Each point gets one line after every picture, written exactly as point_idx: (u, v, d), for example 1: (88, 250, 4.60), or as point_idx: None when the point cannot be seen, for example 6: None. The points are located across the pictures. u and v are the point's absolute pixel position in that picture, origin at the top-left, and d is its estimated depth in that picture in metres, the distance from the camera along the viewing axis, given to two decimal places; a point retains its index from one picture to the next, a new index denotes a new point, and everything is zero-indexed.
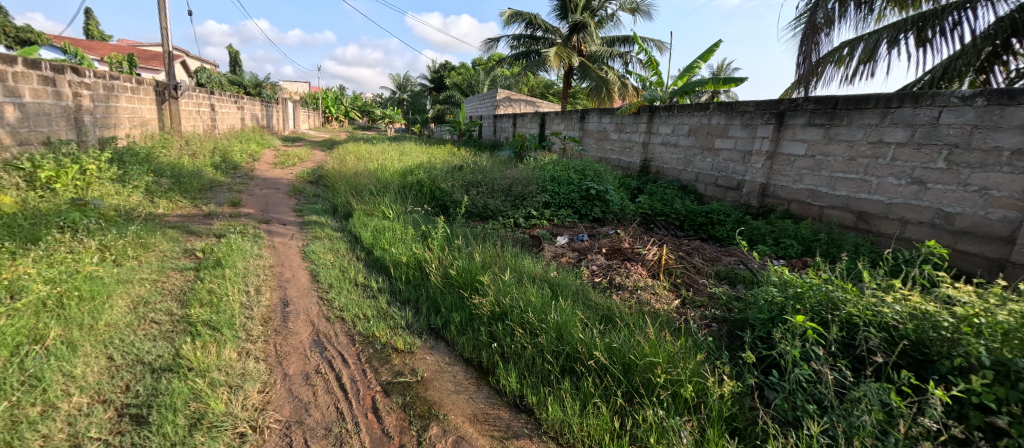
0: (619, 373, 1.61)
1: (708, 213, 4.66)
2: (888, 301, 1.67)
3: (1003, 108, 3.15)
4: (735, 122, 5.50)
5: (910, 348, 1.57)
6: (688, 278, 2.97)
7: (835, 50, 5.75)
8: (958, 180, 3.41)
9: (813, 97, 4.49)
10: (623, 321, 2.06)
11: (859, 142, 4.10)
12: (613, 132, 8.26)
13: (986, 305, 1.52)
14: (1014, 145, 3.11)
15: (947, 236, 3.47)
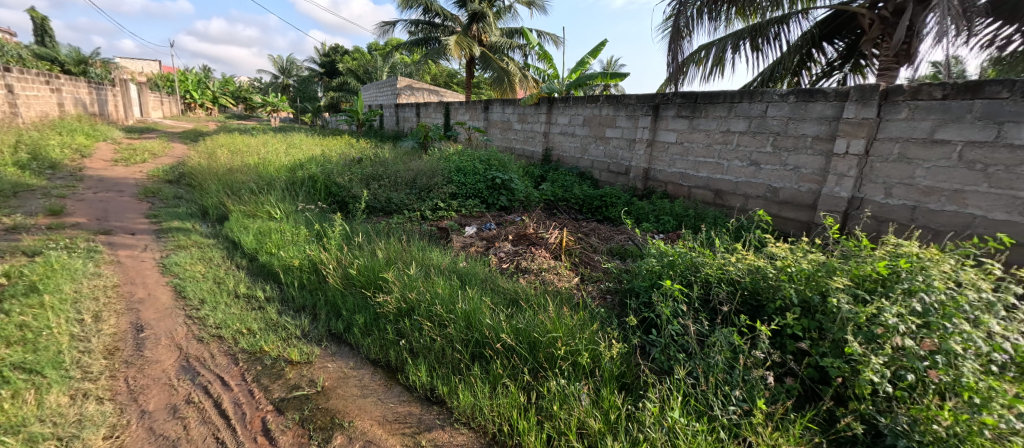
0: (525, 351, 1.71)
1: (602, 197, 5.12)
2: (734, 261, 2.06)
3: (806, 103, 4.04)
4: (621, 113, 6.10)
5: (749, 297, 1.95)
6: (586, 256, 3.24)
7: (694, 53, 6.70)
8: (781, 161, 4.29)
9: (680, 92, 5.20)
10: (529, 302, 2.17)
11: (715, 131, 4.88)
12: (516, 123, 8.50)
13: (796, 257, 1.97)
14: (813, 133, 4.02)
15: (775, 206, 4.35)
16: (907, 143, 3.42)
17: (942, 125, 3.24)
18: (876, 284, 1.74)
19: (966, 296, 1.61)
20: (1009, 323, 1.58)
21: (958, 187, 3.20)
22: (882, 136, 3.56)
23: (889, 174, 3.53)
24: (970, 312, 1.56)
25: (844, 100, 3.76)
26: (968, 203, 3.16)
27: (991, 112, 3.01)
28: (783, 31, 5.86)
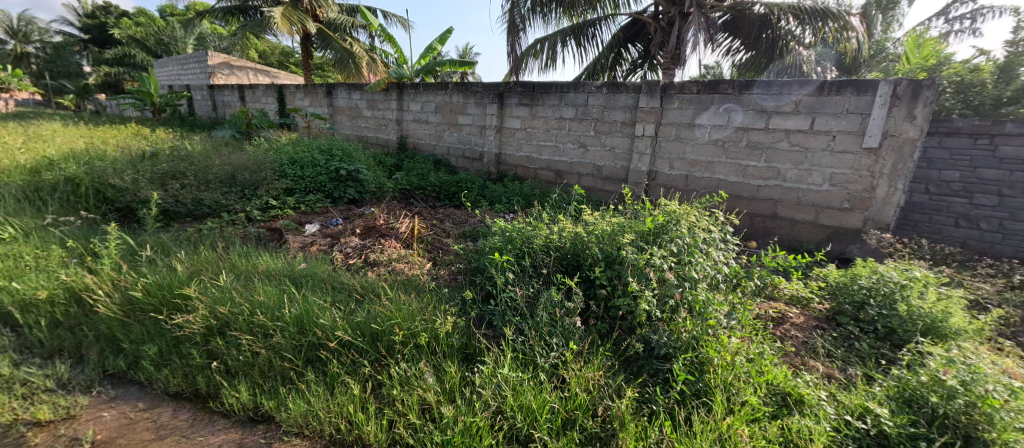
0: (365, 344, 1.67)
1: (457, 182, 5.25)
2: (557, 230, 2.38)
3: (615, 94, 4.85)
4: (470, 100, 6.26)
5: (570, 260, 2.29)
6: (438, 242, 3.28)
7: (532, 46, 7.31)
8: (601, 143, 5.07)
9: (519, 82, 5.61)
10: (373, 294, 2.10)
11: (551, 118, 5.46)
12: (365, 109, 7.92)
13: (602, 222, 2.39)
14: (621, 119, 4.86)
15: (600, 182, 5.15)
16: (680, 127, 4.46)
17: (699, 113, 4.31)
18: (652, 236, 2.25)
19: (701, 238, 2.24)
20: (723, 253, 2.26)
21: (710, 159, 4.34)
22: (664, 121, 4.55)
23: (671, 151, 4.56)
24: (702, 248, 2.18)
25: (639, 93, 4.65)
26: (716, 171, 4.31)
27: (723, 104, 4.15)
28: (598, 32, 6.86)
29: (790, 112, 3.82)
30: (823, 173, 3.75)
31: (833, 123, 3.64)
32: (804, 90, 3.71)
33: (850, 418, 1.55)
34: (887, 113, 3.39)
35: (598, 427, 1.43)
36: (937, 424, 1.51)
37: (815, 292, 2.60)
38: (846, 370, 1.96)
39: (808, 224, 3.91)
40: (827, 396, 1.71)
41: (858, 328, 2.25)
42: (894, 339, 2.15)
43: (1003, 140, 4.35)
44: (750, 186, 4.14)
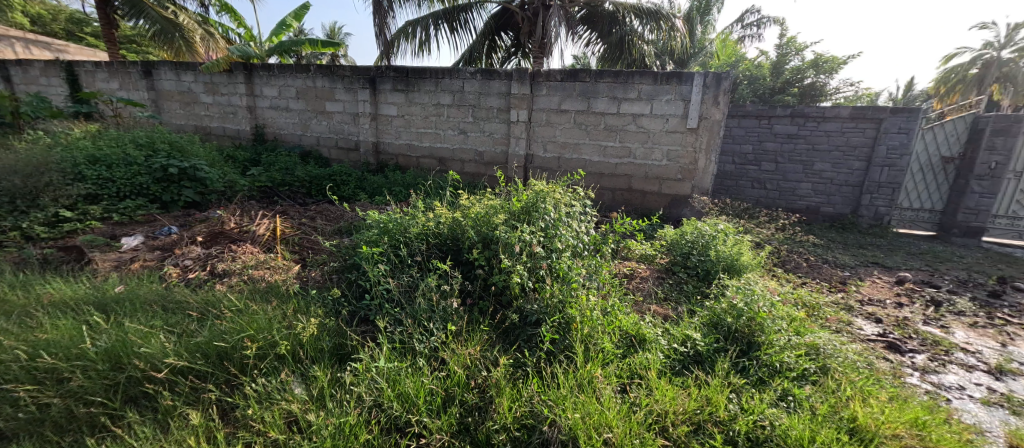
0: (208, 367, 1.46)
1: (331, 175, 4.78)
2: (434, 217, 2.38)
3: (488, 81, 4.96)
4: (337, 85, 5.71)
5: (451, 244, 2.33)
6: (307, 242, 2.96)
7: (403, 28, 6.97)
8: (480, 129, 5.15)
9: (390, 66, 5.32)
10: (220, 308, 1.81)
11: (428, 105, 5.32)
12: (203, 94, 6.60)
13: (476, 205, 2.46)
14: (497, 105, 5.01)
15: (483, 167, 5.25)
16: (549, 113, 4.80)
17: (564, 100, 4.70)
18: (523, 214, 2.41)
19: (565, 213, 2.49)
20: (583, 224, 2.56)
21: (576, 141, 4.78)
22: (536, 107, 4.84)
23: (543, 135, 4.89)
24: (566, 222, 2.43)
25: (511, 80, 4.85)
26: (582, 152, 4.78)
27: (583, 91, 4.60)
28: (470, 17, 6.87)
29: (634, 99, 4.44)
30: (662, 150, 4.47)
31: (665, 108, 4.35)
32: (643, 79, 4.35)
33: (676, 345, 1.93)
34: (701, 99, 4.20)
35: (477, 398, 1.52)
36: (731, 338, 1.98)
37: (657, 250, 3.13)
38: (677, 309, 2.42)
39: (655, 194, 4.63)
40: (662, 332, 2.10)
41: (687, 275, 2.79)
42: (710, 278, 2.73)
43: (776, 120, 5.77)
44: (610, 164, 4.71)
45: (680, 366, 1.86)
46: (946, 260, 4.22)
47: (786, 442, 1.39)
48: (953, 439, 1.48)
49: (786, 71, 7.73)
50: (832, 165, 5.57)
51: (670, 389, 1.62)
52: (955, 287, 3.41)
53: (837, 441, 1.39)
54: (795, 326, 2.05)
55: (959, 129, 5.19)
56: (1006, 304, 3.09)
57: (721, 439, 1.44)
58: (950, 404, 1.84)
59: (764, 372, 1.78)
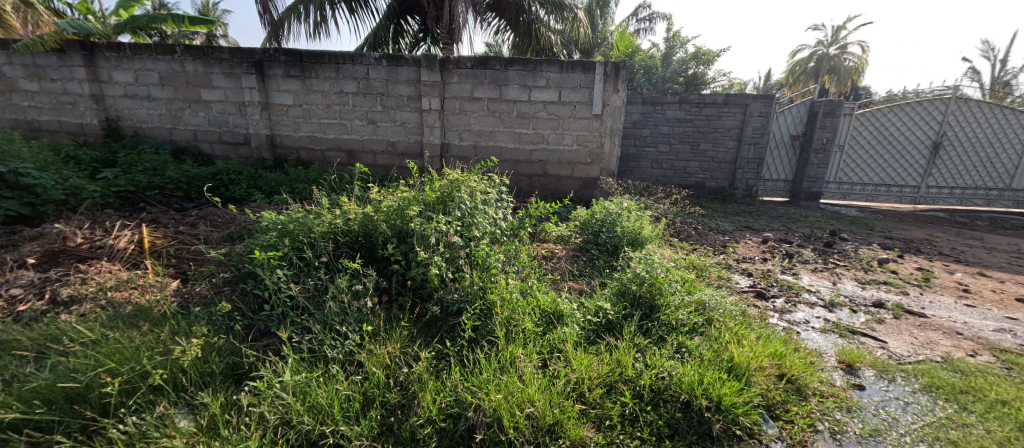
0: (54, 415, 1.21)
1: (215, 173, 4.16)
2: (341, 213, 2.20)
3: (396, 67, 4.70)
4: (214, 70, 4.93)
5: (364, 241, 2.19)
6: (188, 253, 2.55)
7: (292, 7, 6.23)
8: (391, 119, 4.88)
9: (280, 49, 4.74)
10: (66, 343, 1.48)
11: (329, 92, 4.87)
12: (23, 79, 5.21)
13: (388, 198, 2.33)
14: (407, 93, 4.78)
15: (397, 159, 5.01)
16: (462, 101, 4.73)
17: (477, 87, 4.66)
18: (439, 204, 2.36)
19: (481, 201, 2.49)
20: (500, 211, 2.59)
21: (491, 129, 4.79)
22: (448, 95, 4.73)
23: (458, 123, 4.81)
24: (482, 210, 2.43)
25: (419, 66, 4.66)
26: (498, 139, 4.81)
27: (494, 79, 4.61)
28: None
29: (544, 87, 4.58)
30: (572, 135, 4.70)
31: (572, 95, 4.57)
32: (551, 67, 4.51)
33: (590, 317, 2.08)
34: (603, 87, 4.52)
35: (399, 396, 1.48)
36: (636, 303, 2.20)
37: (572, 230, 3.31)
38: (591, 283, 2.61)
39: (568, 177, 4.88)
40: (578, 306, 2.24)
41: (598, 251, 3.00)
42: (618, 252, 2.98)
43: (667, 107, 6.42)
44: (525, 151, 4.82)
45: (594, 336, 2.01)
46: (797, 221, 5.15)
47: (681, 388, 1.60)
48: (800, 362, 1.84)
49: (674, 62, 8.71)
50: (713, 145, 6.40)
51: (586, 358, 1.75)
52: (803, 242, 4.18)
53: (719, 380, 1.63)
54: (687, 287, 2.34)
55: (803, 112, 6.29)
56: (834, 251, 3.90)
57: (630, 395, 1.60)
58: (800, 335, 2.27)
59: (664, 330, 2.02)
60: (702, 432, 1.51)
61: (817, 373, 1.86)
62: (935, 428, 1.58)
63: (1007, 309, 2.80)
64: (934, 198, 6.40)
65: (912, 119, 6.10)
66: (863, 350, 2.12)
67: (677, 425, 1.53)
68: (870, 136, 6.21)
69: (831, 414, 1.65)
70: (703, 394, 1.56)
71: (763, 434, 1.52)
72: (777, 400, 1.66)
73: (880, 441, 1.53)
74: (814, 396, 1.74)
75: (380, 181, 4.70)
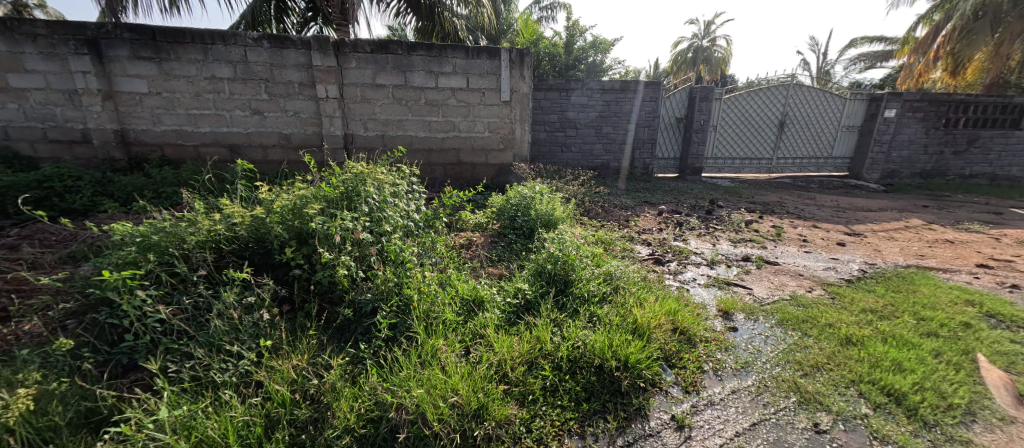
0: None
1: (42, 179, 3.31)
2: (222, 218, 1.91)
3: (281, 50, 4.18)
4: (23, 48, 3.84)
5: (256, 246, 1.94)
6: (6, 285, 1.99)
7: None
8: (280, 108, 4.35)
9: (122, 24, 3.87)
10: None
11: (196, 78, 4.13)
12: None
13: (281, 196, 2.08)
14: (298, 79, 4.29)
15: (292, 153, 4.50)
16: (363, 88, 4.40)
17: (378, 73, 4.37)
18: (343, 201, 2.18)
19: (390, 194, 2.36)
20: (412, 203, 2.49)
21: (398, 118, 4.55)
22: (346, 82, 4.36)
23: (360, 112, 4.46)
24: (392, 203, 2.31)
25: (310, 49, 4.20)
26: (407, 128, 4.59)
27: (397, 64, 4.36)
28: None
29: (450, 73, 4.47)
30: (483, 122, 4.70)
31: (480, 82, 4.55)
32: (456, 53, 4.42)
33: (510, 299, 2.13)
34: (509, 74, 4.58)
35: (310, 411, 1.37)
36: (552, 281, 2.31)
37: (489, 217, 3.34)
38: (509, 267, 2.67)
39: (483, 165, 4.88)
40: (498, 290, 2.28)
41: (515, 236, 3.08)
42: (533, 234, 3.10)
43: (572, 93, 6.72)
44: (437, 139, 4.68)
45: (515, 317, 2.08)
46: (685, 194, 5.87)
47: (594, 353, 1.74)
48: (688, 316, 2.12)
49: (575, 50, 9.16)
50: (614, 128, 6.92)
51: (507, 340, 1.80)
52: (690, 212, 4.78)
53: (626, 342, 1.81)
54: (596, 260, 2.53)
55: (684, 97, 7.11)
56: (713, 217, 4.54)
57: (549, 368, 1.70)
58: (690, 293, 2.62)
59: (577, 303, 2.17)
60: (614, 390, 1.66)
61: (702, 322, 2.17)
62: (785, 353, 1.96)
63: (831, 251, 3.56)
64: (782, 167, 7.79)
65: (765, 103, 7.27)
66: (737, 298, 2.53)
67: (592, 388, 1.66)
68: (735, 117, 7.29)
69: (714, 355, 1.95)
70: (612, 356, 1.73)
71: (663, 382, 1.73)
72: (673, 351, 1.90)
73: (749, 371, 1.84)
74: (701, 342, 2.02)
75: (273, 178, 4.19)
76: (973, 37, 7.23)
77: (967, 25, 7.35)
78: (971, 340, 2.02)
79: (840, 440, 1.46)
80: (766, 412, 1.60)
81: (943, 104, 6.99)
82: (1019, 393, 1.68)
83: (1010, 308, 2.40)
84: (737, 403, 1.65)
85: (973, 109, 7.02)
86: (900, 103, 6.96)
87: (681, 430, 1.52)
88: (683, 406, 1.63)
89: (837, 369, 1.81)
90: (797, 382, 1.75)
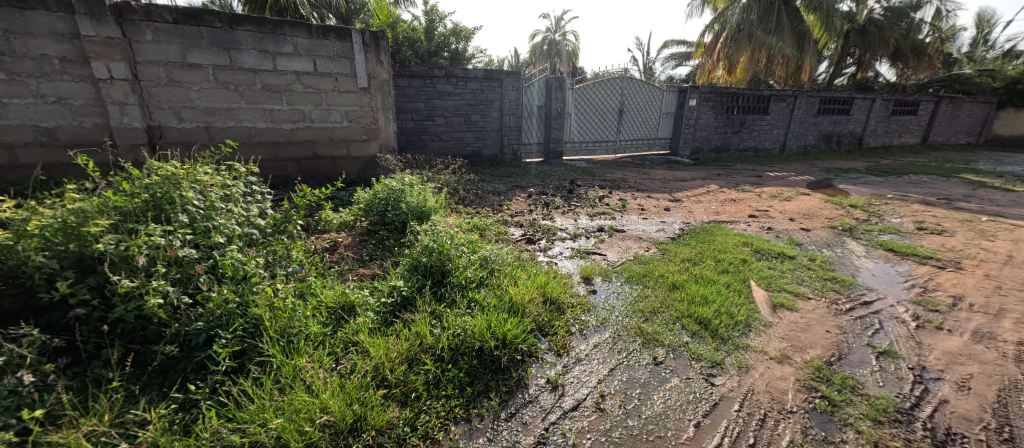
0: None
1: None
2: None
3: (19, 11, 3.00)
4: None
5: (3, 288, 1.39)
6: None
7: None
8: (31, 92, 3.15)
9: None
10: None
11: None
12: None
13: (41, 213, 1.52)
14: (58, 53, 3.17)
15: (61, 153, 3.33)
16: (168, 67, 3.49)
17: (188, 50, 3.52)
18: (150, 212, 1.72)
19: (220, 199, 1.96)
20: (253, 207, 2.11)
21: (225, 105, 3.76)
22: (141, 59, 3.40)
23: (169, 98, 3.55)
24: (224, 210, 1.92)
25: (73, 13, 3.13)
26: (240, 118, 3.84)
27: (217, 40, 3.58)
28: None
29: (291, 54, 3.89)
30: (339, 111, 4.24)
31: (331, 66, 4.08)
32: (296, 31, 3.85)
33: (384, 299, 2.02)
34: (364, 58, 4.23)
35: None
36: (429, 274, 2.26)
37: (355, 215, 3.08)
38: (382, 266, 2.51)
39: (344, 158, 4.44)
40: (371, 291, 2.14)
41: (387, 232, 2.91)
42: (405, 228, 2.98)
43: (436, 80, 6.54)
44: (283, 131, 4.05)
45: (391, 316, 1.97)
46: (550, 176, 6.40)
47: (474, 338, 1.79)
48: (555, 286, 2.35)
49: (436, 36, 8.87)
50: (481, 117, 7.06)
51: (384, 342, 1.71)
52: (555, 192, 5.23)
53: (502, 320, 1.91)
54: (472, 247, 2.57)
55: (542, 87, 7.66)
56: (574, 196, 5.07)
57: (430, 361, 1.67)
58: (558, 266, 2.90)
59: (455, 292, 2.18)
60: (495, 368, 1.74)
61: (568, 290, 2.42)
62: (632, 304, 2.34)
63: (661, 216, 4.35)
64: (623, 148, 9.14)
65: (607, 93, 8.36)
66: (594, 265, 2.90)
67: (475, 371, 1.71)
68: (585, 105, 8.21)
69: (579, 318, 2.19)
70: (491, 337, 1.80)
71: (538, 351, 1.88)
72: (545, 321, 2.08)
73: (606, 325, 2.14)
74: (568, 308, 2.26)
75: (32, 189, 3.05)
76: (738, 45, 9.63)
77: (734, 35, 9.72)
78: (746, 272, 2.74)
79: (672, 367, 1.82)
80: (620, 357, 1.89)
81: (725, 95, 9.11)
82: (773, 304, 2.36)
83: (766, 244, 3.32)
84: (598, 354, 1.90)
85: (741, 100, 9.35)
86: (698, 94, 8.82)
87: (556, 390, 1.68)
88: (556, 368, 1.80)
89: (668, 310, 2.24)
90: (640, 327, 2.11)
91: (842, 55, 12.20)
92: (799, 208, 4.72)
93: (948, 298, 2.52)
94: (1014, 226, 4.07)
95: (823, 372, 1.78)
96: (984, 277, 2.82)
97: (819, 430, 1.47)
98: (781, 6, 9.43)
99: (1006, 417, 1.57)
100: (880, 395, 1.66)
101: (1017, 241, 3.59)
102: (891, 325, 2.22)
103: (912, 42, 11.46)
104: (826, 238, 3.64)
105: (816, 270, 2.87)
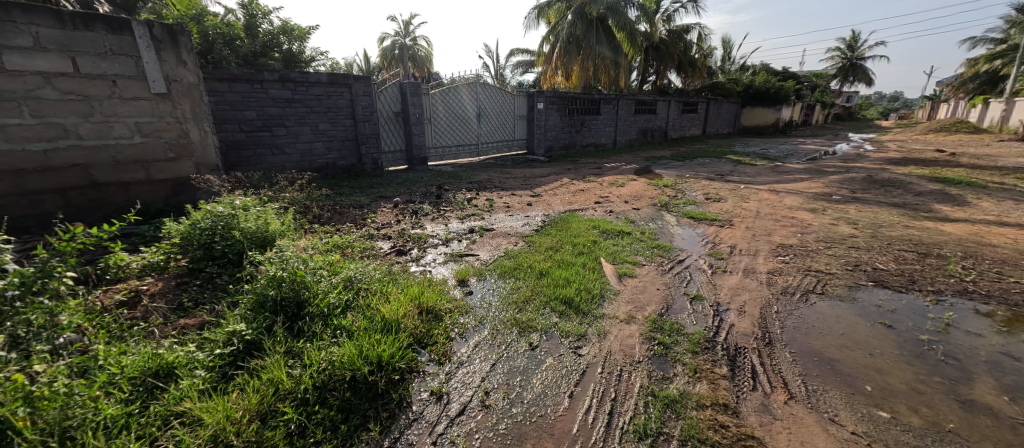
0: None
1: None
2: None
3: None
4: None
5: None
6: None
7: None
8: None
9: None
10: None
11: None
12: None
13: None
14: None
15: None
16: None
17: None
18: None
19: None
20: None
21: None
22: None
23: None
24: None
25: None
26: None
27: None
28: None
29: (30, 49, 2.85)
30: (125, 123, 3.30)
31: (103, 65, 3.14)
32: (35, 18, 2.83)
33: (219, 350, 1.65)
34: (157, 57, 3.38)
35: None
36: (280, 309, 1.93)
37: (166, 253, 2.45)
38: (214, 310, 2.06)
39: (141, 183, 3.47)
40: (200, 345, 1.73)
41: (216, 268, 2.38)
42: (243, 259, 2.50)
43: (268, 85, 5.66)
44: (31, 153, 2.94)
45: (232, 369, 1.63)
46: (416, 183, 6.23)
47: (343, 368, 1.61)
48: (429, 294, 2.31)
49: (261, 34, 7.68)
50: (330, 124, 6.41)
51: (224, 403, 1.41)
52: (423, 199, 5.12)
53: (375, 342, 1.77)
54: (332, 269, 2.31)
55: (396, 92, 7.39)
56: (443, 201, 5.05)
57: (291, 407, 1.45)
58: (432, 273, 2.84)
59: (315, 324, 1.91)
60: (372, 395, 1.60)
61: (444, 297, 2.39)
62: (506, 298, 2.46)
63: (525, 211, 4.66)
64: (486, 150, 9.50)
65: (464, 98, 8.57)
66: (469, 266, 2.95)
67: (350, 404, 1.54)
68: (443, 110, 8.24)
69: (458, 321, 2.19)
70: (363, 362, 1.65)
71: (419, 365, 1.81)
72: (424, 332, 2.01)
73: (484, 323, 2.19)
74: (446, 314, 2.23)
75: None
76: (570, 55, 11.24)
77: (565, 47, 11.34)
78: (596, 251, 3.17)
79: (547, 348, 1.98)
80: (499, 351, 1.96)
81: (566, 99, 10.31)
82: (619, 274, 2.79)
83: (610, 225, 3.90)
84: (479, 354, 1.93)
85: (579, 103, 10.73)
86: (544, 99, 9.77)
87: (441, 400, 1.64)
88: (439, 378, 1.76)
89: (538, 297, 2.42)
90: (515, 317, 2.23)
91: (646, 67, 15.20)
92: (630, 192, 5.66)
93: (728, 248, 3.37)
94: (759, 190, 5.67)
95: (657, 323, 2.18)
96: (747, 229, 3.86)
97: (659, 371, 1.80)
98: (598, 24, 11.15)
99: (766, 327, 2.18)
100: (695, 331, 2.11)
101: (761, 201, 5.03)
102: (697, 275, 2.85)
103: (688, 57, 14.91)
104: (651, 214, 4.46)
105: (646, 241, 3.51)
